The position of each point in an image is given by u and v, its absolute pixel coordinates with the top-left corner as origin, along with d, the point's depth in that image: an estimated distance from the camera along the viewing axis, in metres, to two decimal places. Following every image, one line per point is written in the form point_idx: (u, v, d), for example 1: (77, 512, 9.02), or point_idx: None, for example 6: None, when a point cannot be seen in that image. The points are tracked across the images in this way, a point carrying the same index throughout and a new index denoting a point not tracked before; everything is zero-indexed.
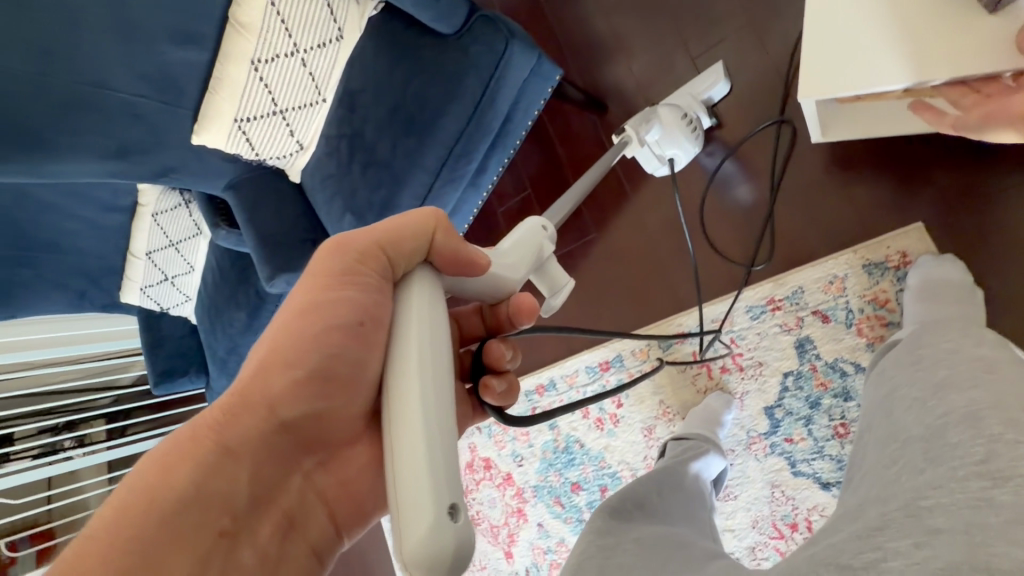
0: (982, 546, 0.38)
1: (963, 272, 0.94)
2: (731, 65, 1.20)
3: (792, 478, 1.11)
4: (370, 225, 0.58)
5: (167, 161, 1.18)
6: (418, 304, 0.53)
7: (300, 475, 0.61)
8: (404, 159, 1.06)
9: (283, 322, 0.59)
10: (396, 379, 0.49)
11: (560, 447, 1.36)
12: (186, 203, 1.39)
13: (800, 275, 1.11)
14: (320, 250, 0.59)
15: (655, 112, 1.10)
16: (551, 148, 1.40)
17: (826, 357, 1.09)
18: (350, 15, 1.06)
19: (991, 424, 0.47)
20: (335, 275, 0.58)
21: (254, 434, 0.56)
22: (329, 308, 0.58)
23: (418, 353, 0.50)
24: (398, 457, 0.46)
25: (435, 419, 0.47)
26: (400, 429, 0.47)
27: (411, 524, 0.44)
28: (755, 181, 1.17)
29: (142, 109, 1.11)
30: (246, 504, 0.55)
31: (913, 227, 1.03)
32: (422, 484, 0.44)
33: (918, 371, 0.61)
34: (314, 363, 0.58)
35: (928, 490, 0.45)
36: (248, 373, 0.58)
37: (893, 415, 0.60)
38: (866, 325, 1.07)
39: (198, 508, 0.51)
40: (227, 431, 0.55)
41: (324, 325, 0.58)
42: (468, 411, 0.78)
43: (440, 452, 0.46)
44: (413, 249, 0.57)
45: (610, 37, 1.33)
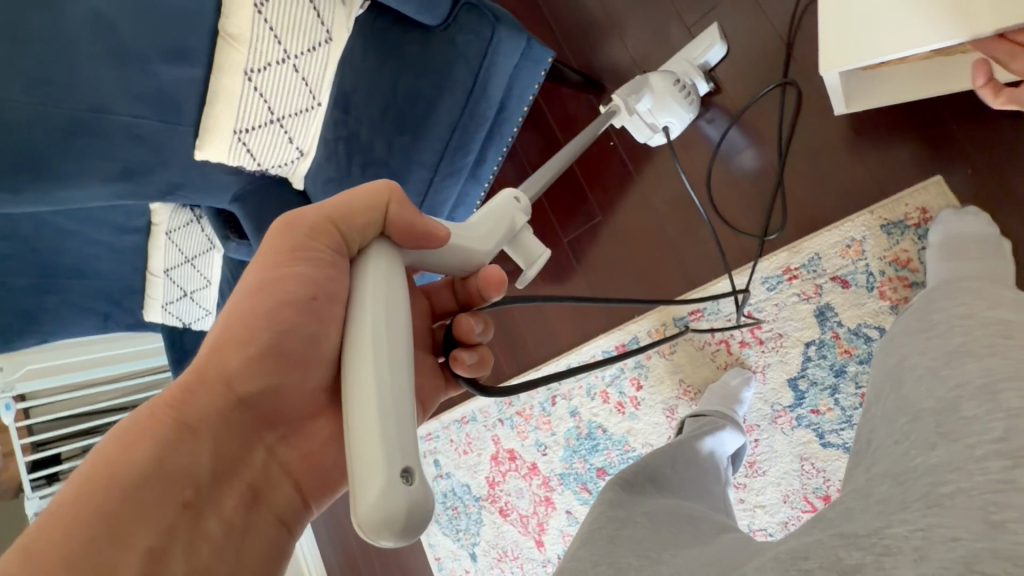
0: (1005, 530, 0.35)
1: (987, 223, 0.90)
2: (728, 30, 1.16)
3: (822, 450, 1.09)
4: (321, 200, 0.58)
5: (173, 180, 1.21)
6: (374, 271, 0.52)
7: (263, 449, 0.60)
8: (401, 157, 1.06)
9: (238, 300, 0.59)
10: (352, 345, 0.48)
11: (582, 433, 1.36)
12: (197, 219, 1.40)
13: (816, 241, 1.08)
14: (272, 228, 0.59)
15: (646, 80, 1.06)
16: (550, 133, 1.38)
17: (848, 323, 1.06)
18: (337, 17, 1.06)
19: (1010, 398, 0.44)
20: (288, 251, 0.58)
21: (211, 410, 0.55)
22: (280, 282, 0.58)
23: (372, 319, 0.48)
24: (352, 423, 0.44)
25: (390, 383, 0.46)
26: (355, 394, 0.45)
27: (362, 485, 0.42)
28: (760, 147, 1.14)
29: (143, 129, 1.12)
30: (209, 479, 0.54)
31: (932, 180, 0.99)
32: (375, 444, 0.43)
33: (929, 341, 0.59)
34: (269, 339, 0.58)
35: (943, 474, 0.41)
36: (204, 351, 0.57)
37: (902, 388, 0.57)
38: (889, 287, 1.03)
39: (157, 484, 0.50)
40: (185, 407, 0.54)
41: (277, 300, 0.58)
42: (440, 385, 0.77)
43: (393, 416, 0.44)
44: (367, 221, 0.57)
45: (602, 15, 1.30)
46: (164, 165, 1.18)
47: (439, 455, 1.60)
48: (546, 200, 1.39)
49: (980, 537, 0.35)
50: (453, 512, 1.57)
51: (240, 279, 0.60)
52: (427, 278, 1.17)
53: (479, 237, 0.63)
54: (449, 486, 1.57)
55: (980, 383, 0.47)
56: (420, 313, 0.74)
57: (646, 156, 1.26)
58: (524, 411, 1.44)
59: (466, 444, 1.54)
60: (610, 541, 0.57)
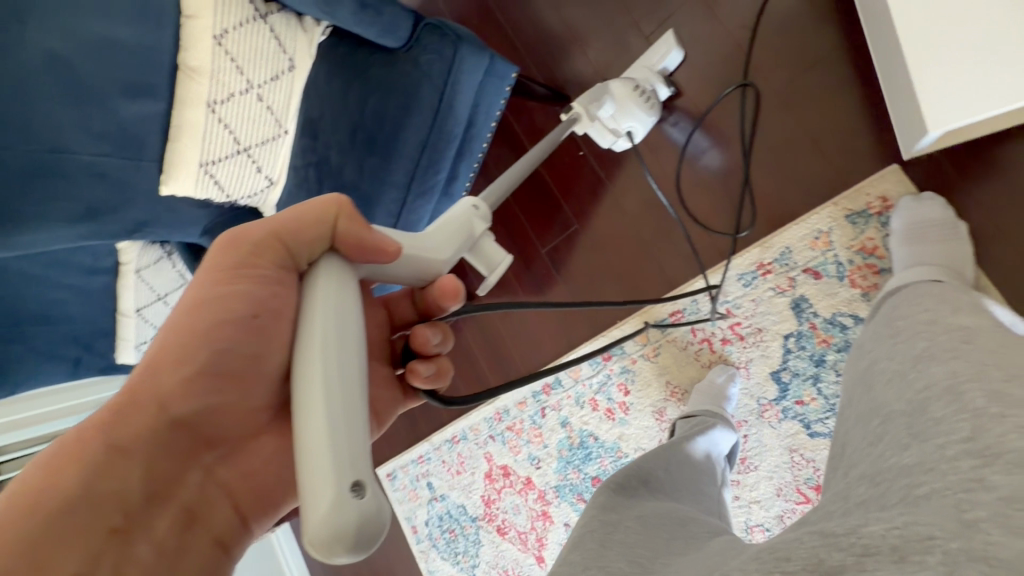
0: (978, 530, 0.35)
1: (944, 208, 0.94)
2: (684, 38, 1.19)
3: (810, 440, 1.10)
4: (265, 217, 0.57)
5: (140, 217, 1.18)
6: (325, 282, 0.51)
7: (200, 470, 0.58)
8: (373, 179, 1.06)
9: (175, 319, 0.57)
10: (301, 356, 0.47)
11: (575, 443, 1.35)
12: (168, 254, 1.40)
13: (786, 235, 1.10)
14: (212, 245, 0.58)
15: (606, 87, 1.09)
16: (518, 146, 1.40)
17: (824, 313, 1.08)
18: (299, 44, 1.06)
19: (975, 398, 0.45)
20: (229, 269, 0.57)
21: (145, 433, 0.54)
22: (219, 299, 0.57)
23: (322, 329, 0.47)
24: (301, 436, 0.43)
25: (340, 394, 0.45)
26: (304, 406, 0.44)
27: (310, 502, 0.41)
28: (725, 148, 1.17)
29: (104, 167, 1.10)
30: (141, 502, 0.52)
31: (891, 169, 1.03)
32: (323, 460, 0.42)
33: (897, 346, 0.61)
34: (208, 357, 0.57)
35: (918, 475, 0.42)
36: (140, 372, 0.55)
37: (873, 390, 0.59)
38: (859, 275, 1.05)
39: (85, 508, 0.48)
40: (117, 430, 0.52)
41: (215, 318, 0.57)
42: (398, 396, 0.76)
43: (344, 429, 0.43)
44: (315, 237, 0.56)
45: (562, 29, 1.33)
46: (129, 202, 1.15)
47: (432, 478, 1.57)
48: (521, 213, 1.40)
49: (953, 535, 0.35)
50: (450, 535, 1.54)
51: (180, 297, 0.59)
52: (384, 288, 1.17)
53: (435, 248, 0.62)
54: (444, 508, 1.54)
55: (945, 385, 0.49)
56: (378, 324, 0.73)
57: (615, 164, 1.28)
58: (514, 425, 1.43)
59: (458, 464, 1.52)
60: (601, 545, 0.57)
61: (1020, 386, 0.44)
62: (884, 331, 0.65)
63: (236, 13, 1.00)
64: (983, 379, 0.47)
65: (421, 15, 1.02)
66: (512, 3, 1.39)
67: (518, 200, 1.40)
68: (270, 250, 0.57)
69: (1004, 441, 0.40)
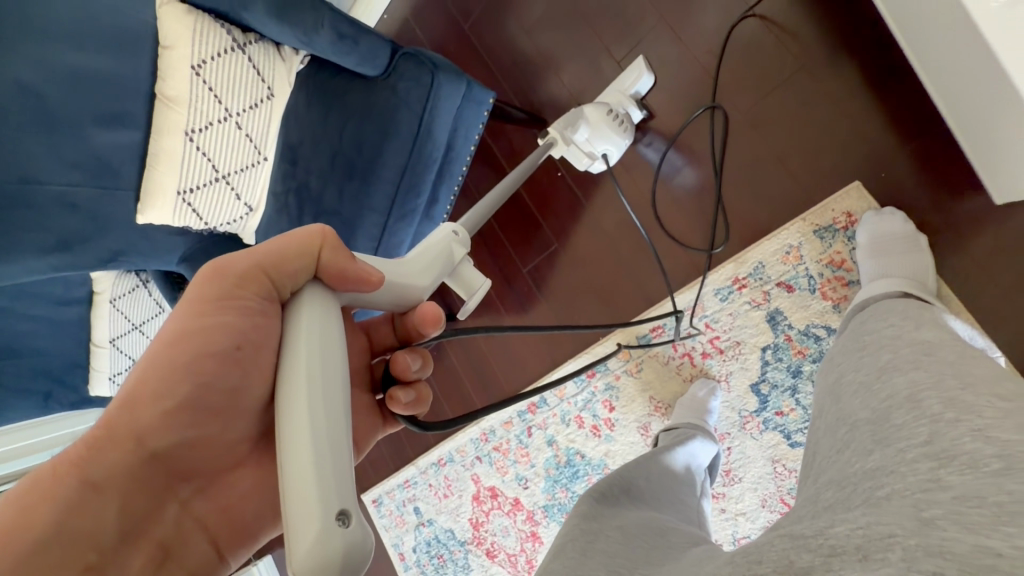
0: (932, 525, 0.36)
1: (904, 221, 0.99)
2: (654, 62, 1.24)
3: (791, 450, 1.12)
4: (249, 248, 0.56)
5: (115, 246, 1.16)
6: (307, 312, 0.51)
7: (175, 504, 0.58)
8: (353, 204, 1.07)
9: (153, 352, 0.56)
10: (283, 388, 0.46)
11: (562, 461, 1.35)
12: (143, 282, 1.36)
13: (759, 251, 1.14)
14: (195, 276, 0.57)
15: (581, 113, 1.12)
16: (497, 168, 1.42)
17: (798, 325, 1.11)
18: (278, 73, 1.07)
19: (933, 404, 0.47)
20: (211, 301, 0.56)
21: (121, 468, 0.53)
22: (200, 330, 0.56)
23: (305, 360, 0.47)
24: (284, 470, 0.43)
25: (325, 422, 0.45)
26: (287, 438, 0.44)
27: (296, 534, 0.41)
28: (697, 167, 1.21)
29: (77, 197, 1.09)
30: (116, 538, 0.52)
31: (853, 186, 1.07)
32: (308, 491, 0.42)
33: (863, 357, 0.63)
34: (187, 391, 0.56)
35: (881, 478, 0.44)
36: (117, 405, 0.54)
37: (841, 400, 0.61)
38: (829, 287, 1.09)
39: (58, 548, 0.48)
40: (91, 466, 0.52)
41: (196, 351, 0.56)
42: (377, 421, 0.76)
43: (329, 460, 0.43)
44: (299, 268, 0.55)
45: (537, 54, 1.37)
46: (103, 232, 1.14)
47: (419, 502, 1.55)
48: (502, 233, 1.43)
49: (911, 533, 0.36)
50: (439, 561, 1.51)
51: (160, 326, 0.58)
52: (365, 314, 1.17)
53: (416, 274, 0.64)
54: (432, 533, 1.52)
55: (905, 393, 0.51)
56: (358, 351, 0.74)
57: (592, 183, 1.31)
58: (500, 446, 1.42)
59: (446, 487, 1.50)
60: (582, 553, 0.57)
61: (974, 393, 0.46)
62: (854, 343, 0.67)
63: (213, 43, 1.00)
64: (941, 387, 0.49)
65: (399, 44, 1.04)
66: (488, 29, 1.43)
67: (499, 220, 1.42)
68: (253, 282, 0.55)
69: (958, 444, 0.42)
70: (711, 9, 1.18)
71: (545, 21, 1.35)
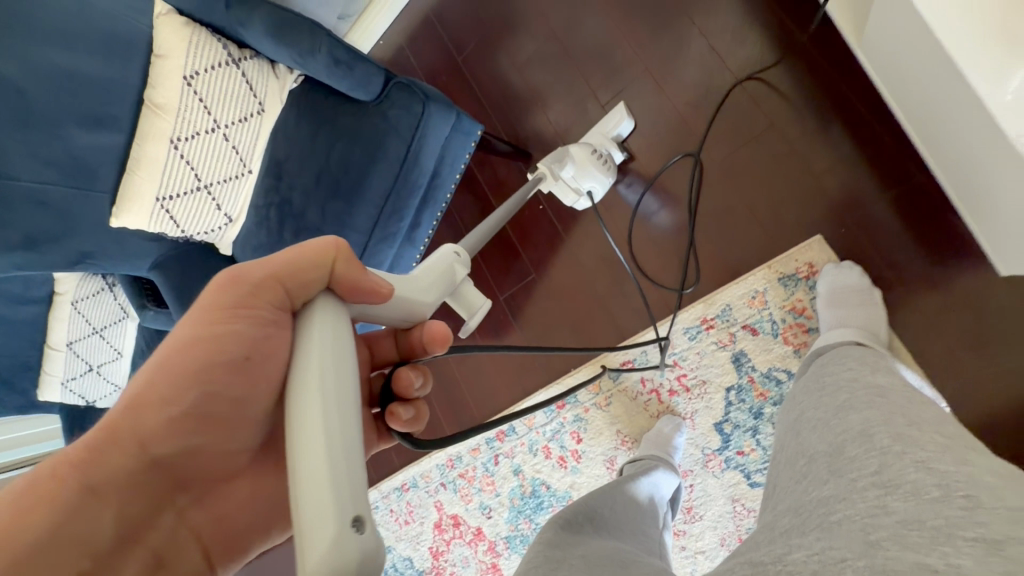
0: (878, 547, 0.39)
1: (860, 275, 1.05)
2: (636, 108, 1.30)
3: (750, 490, 1.15)
4: (266, 256, 0.55)
5: (83, 247, 1.15)
6: (320, 322, 0.50)
7: (173, 512, 0.58)
8: (335, 224, 1.08)
9: (163, 357, 0.56)
10: (296, 396, 0.45)
11: (527, 491, 1.34)
12: (109, 286, 1.34)
13: (726, 294, 1.18)
14: (211, 282, 0.57)
15: (568, 150, 1.16)
16: (481, 196, 1.46)
17: (761, 368, 1.15)
18: (269, 89, 1.09)
19: (882, 438, 0.50)
20: (225, 308, 0.56)
21: (122, 474, 0.53)
22: (209, 340, 0.55)
23: (318, 369, 0.46)
24: (296, 477, 0.41)
25: (337, 424, 0.44)
26: (299, 447, 0.42)
27: (310, 537, 0.39)
28: (672, 210, 1.26)
29: (50, 196, 1.09)
30: (112, 544, 0.52)
31: (814, 239, 1.13)
32: (323, 493, 0.40)
33: (822, 396, 0.67)
34: (192, 400, 0.56)
35: (833, 504, 0.47)
36: (121, 407, 0.54)
37: (800, 435, 0.64)
38: (791, 333, 1.14)
39: (50, 556, 0.47)
40: (91, 470, 0.51)
41: (206, 359, 0.56)
42: (371, 436, 0.76)
43: (344, 468, 0.42)
44: (314, 279, 0.54)
45: (525, 91, 1.42)
46: (73, 232, 1.13)
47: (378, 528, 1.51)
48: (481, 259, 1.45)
49: (860, 555, 0.40)
50: None
51: (171, 330, 0.57)
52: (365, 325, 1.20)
53: (421, 291, 0.64)
54: (389, 561, 1.48)
55: (858, 428, 0.54)
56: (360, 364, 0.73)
57: (572, 217, 1.35)
58: (467, 472, 1.41)
59: (407, 513, 1.47)
60: None
61: (918, 429, 0.50)
62: (804, 394, 0.72)
63: (207, 56, 1.02)
64: (889, 424, 0.52)
65: (393, 73, 1.05)
66: (479, 64, 1.48)
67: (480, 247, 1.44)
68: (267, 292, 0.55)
69: (903, 473, 0.45)
70: (691, 63, 1.25)
71: (534, 60, 1.41)
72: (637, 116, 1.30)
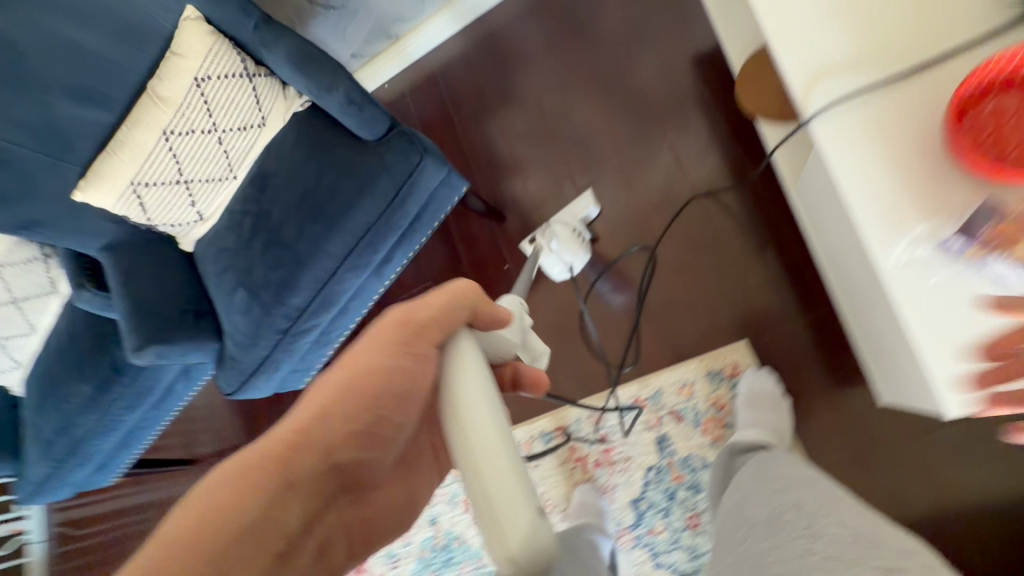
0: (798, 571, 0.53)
1: (774, 382, 1.18)
2: (607, 198, 1.44)
3: (653, 569, 1.21)
4: (430, 295, 0.57)
5: (33, 215, 1.10)
6: (464, 348, 0.52)
7: (335, 509, 0.61)
8: (309, 244, 1.10)
9: (341, 375, 0.59)
10: (451, 401, 0.47)
11: (439, 544, 1.33)
12: (42, 258, 1.35)
13: (660, 379, 1.29)
14: (387, 315, 0.59)
15: (553, 228, 1.33)
16: (451, 244, 1.53)
17: (681, 453, 1.24)
18: (275, 107, 1.12)
19: (808, 505, 0.62)
20: (400, 342, 0.57)
21: (307, 476, 0.55)
22: (372, 373, 0.58)
23: (473, 381, 0.48)
24: (474, 470, 0.43)
25: (497, 435, 0.44)
26: (470, 445, 0.44)
27: (505, 523, 0.41)
28: (624, 294, 1.37)
29: (14, 157, 1.05)
30: (291, 542, 0.54)
31: (740, 343, 1.27)
32: (512, 483, 0.42)
33: (761, 482, 0.75)
34: (358, 423, 0.58)
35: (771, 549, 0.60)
36: (290, 424, 0.56)
37: (741, 509, 0.73)
38: (709, 425, 1.25)
39: (248, 545, 0.50)
40: (280, 471, 0.54)
41: (371, 382, 0.58)
42: None
43: (516, 465, 0.43)
44: (461, 316, 0.57)
45: (510, 160, 1.54)
46: (28, 198, 1.09)
47: None
48: None
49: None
50: None
51: (348, 350, 0.60)
52: None
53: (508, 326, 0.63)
54: None
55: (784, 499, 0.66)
56: None
57: (533, 281, 1.43)
58: None
59: None
60: None
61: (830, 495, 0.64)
62: (749, 482, 0.78)
63: (223, 65, 1.06)
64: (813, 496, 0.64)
65: (398, 122, 1.12)
66: (473, 126, 1.60)
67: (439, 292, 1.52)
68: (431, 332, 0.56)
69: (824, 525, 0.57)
70: (659, 170, 1.41)
71: (524, 134, 1.54)
72: (607, 204, 1.44)
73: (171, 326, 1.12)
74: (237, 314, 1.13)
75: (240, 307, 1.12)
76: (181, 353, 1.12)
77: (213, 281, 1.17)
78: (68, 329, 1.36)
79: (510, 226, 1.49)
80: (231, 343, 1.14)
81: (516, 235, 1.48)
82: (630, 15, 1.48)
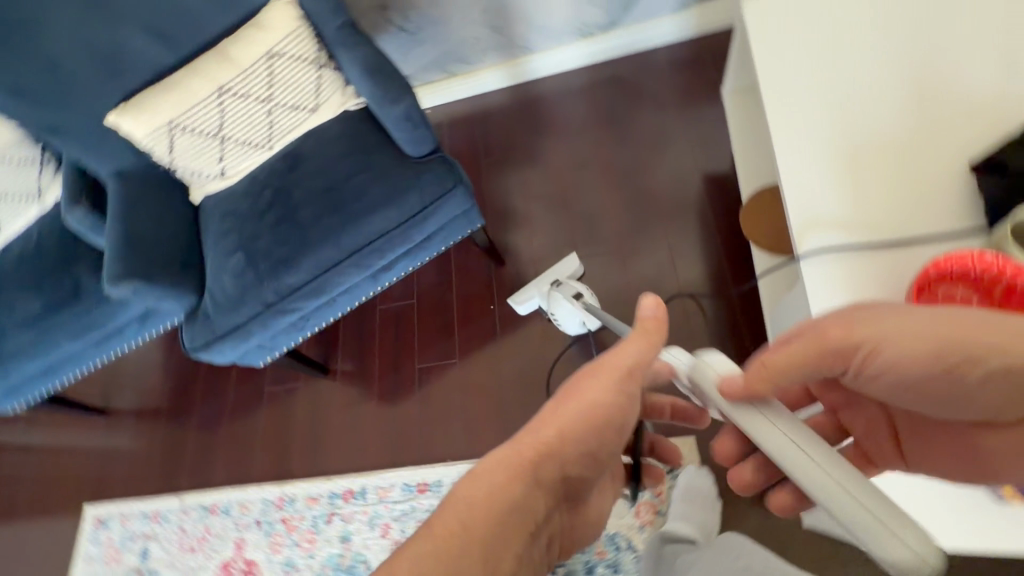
0: None
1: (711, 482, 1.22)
2: (600, 271, 1.52)
3: None
4: (621, 345, 0.63)
5: (61, 122, 1.14)
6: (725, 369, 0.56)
7: (560, 511, 0.61)
8: (321, 231, 1.12)
9: (570, 393, 0.61)
10: (757, 426, 0.50)
11: (343, 563, 1.35)
12: (40, 161, 1.36)
13: None
14: (613, 350, 0.63)
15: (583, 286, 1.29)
16: (446, 272, 1.59)
17: (609, 529, 1.27)
18: (330, 98, 1.18)
19: None
20: (620, 377, 0.61)
21: (548, 479, 0.56)
22: (612, 401, 0.60)
23: (749, 412, 0.51)
24: (811, 481, 0.44)
25: (826, 456, 0.45)
26: (794, 454, 0.46)
27: (883, 531, 0.40)
28: None
29: (67, 67, 1.10)
30: (535, 530, 0.55)
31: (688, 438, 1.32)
32: (865, 485, 0.43)
33: None
34: (603, 439, 0.59)
35: None
36: (542, 434, 0.58)
37: None
38: (643, 508, 1.27)
39: (502, 531, 0.52)
40: (533, 467, 0.56)
41: (594, 409, 0.59)
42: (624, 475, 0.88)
43: (850, 472, 0.44)
44: (645, 352, 0.62)
45: (522, 212, 1.63)
46: (63, 106, 1.13)
47: None
48: (416, 325, 1.55)
49: None
50: None
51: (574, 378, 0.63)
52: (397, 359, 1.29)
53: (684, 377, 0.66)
54: None
55: None
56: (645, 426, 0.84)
57: (511, 328, 1.47)
58: (294, 519, 1.42)
59: (199, 539, 1.47)
60: None
61: None
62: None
63: (298, 49, 1.13)
64: None
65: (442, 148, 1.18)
66: (496, 172, 1.70)
67: (421, 313, 1.56)
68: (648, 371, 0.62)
69: None
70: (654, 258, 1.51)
71: (540, 193, 1.64)
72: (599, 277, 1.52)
73: (155, 269, 1.10)
74: (227, 275, 1.13)
75: (233, 270, 1.13)
76: (156, 296, 1.10)
77: (213, 237, 1.18)
78: (43, 242, 1.32)
79: (504, 271, 1.55)
80: (210, 301, 1.13)
81: (508, 281, 1.54)
82: (662, 119, 1.63)
